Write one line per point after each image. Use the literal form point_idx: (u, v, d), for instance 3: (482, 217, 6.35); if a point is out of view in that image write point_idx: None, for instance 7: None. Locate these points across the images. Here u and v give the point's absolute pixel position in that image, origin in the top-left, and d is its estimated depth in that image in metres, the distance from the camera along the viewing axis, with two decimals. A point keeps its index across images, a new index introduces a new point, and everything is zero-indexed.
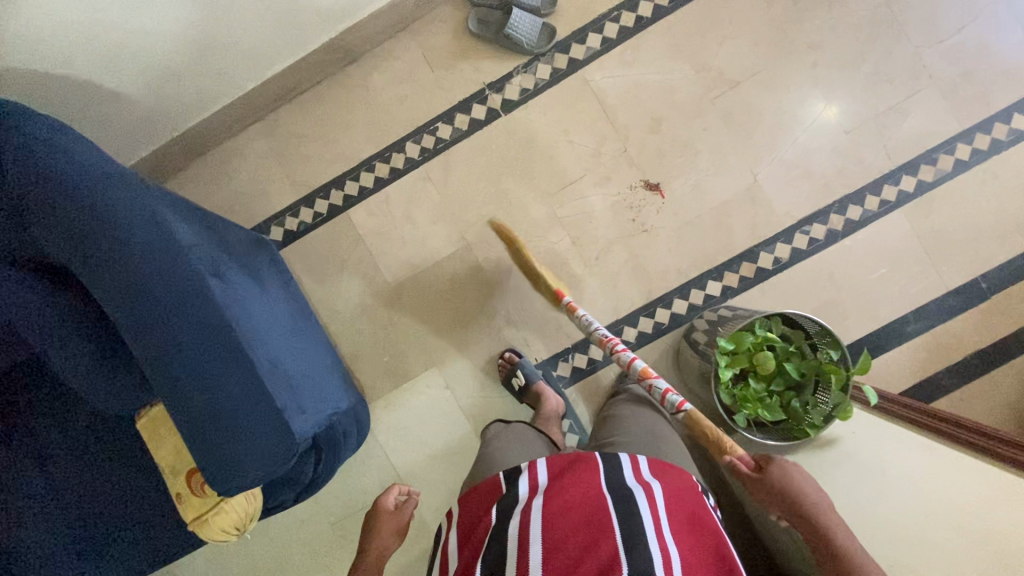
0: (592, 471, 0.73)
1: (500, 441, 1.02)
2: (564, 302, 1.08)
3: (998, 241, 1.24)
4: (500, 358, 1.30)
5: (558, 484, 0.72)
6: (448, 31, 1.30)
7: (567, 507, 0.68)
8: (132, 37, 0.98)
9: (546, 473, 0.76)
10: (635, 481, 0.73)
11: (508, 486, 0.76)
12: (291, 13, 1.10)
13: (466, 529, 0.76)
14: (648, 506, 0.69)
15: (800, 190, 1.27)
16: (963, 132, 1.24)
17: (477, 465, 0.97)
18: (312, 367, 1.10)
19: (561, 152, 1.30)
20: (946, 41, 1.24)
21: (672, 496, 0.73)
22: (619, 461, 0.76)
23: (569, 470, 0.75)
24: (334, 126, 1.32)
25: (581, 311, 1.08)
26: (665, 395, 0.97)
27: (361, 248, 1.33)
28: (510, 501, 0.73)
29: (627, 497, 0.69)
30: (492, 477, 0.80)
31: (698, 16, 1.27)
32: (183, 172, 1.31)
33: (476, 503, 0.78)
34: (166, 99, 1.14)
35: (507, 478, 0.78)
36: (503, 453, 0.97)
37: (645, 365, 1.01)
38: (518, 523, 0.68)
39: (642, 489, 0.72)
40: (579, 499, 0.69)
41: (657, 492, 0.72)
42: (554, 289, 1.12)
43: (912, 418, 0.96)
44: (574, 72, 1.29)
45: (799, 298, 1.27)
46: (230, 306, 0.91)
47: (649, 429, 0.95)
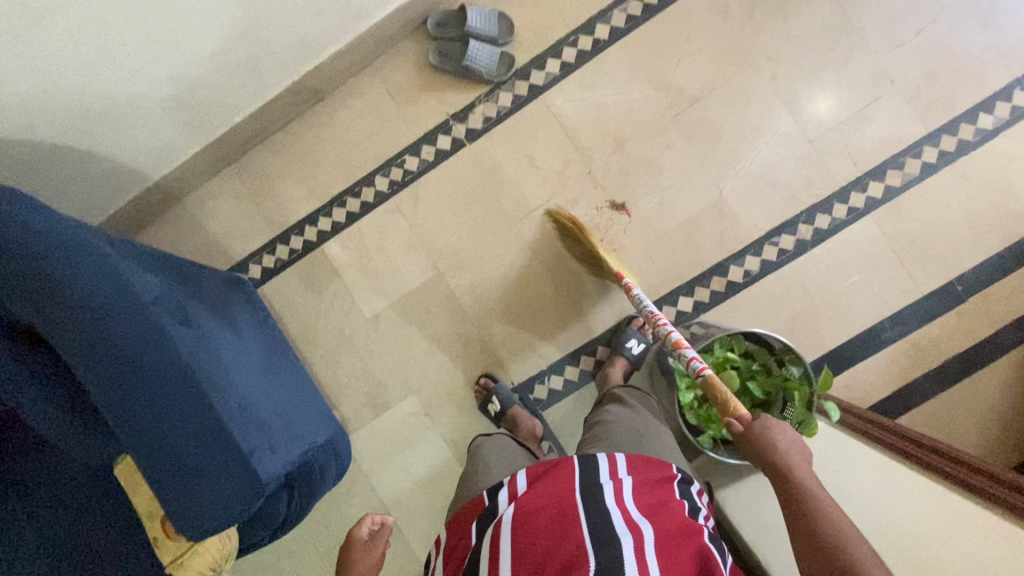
0: (565, 474, 0.78)
1: (485, 452, 1.03)
2: (622, 281, 1.10)
3: (970, 243, 1.23)
4: (477, 383, 1.33)
5: (533, 492, 0.77)
6: (409, 66, 1.32)
7: (539, 510, 0.73)
8: (98, 96, 1.02)
9: (523, 482, 0.80)
10: (607, 478, 0.78)
11: (489, 499, 0.81)
12: (252, 58, 1.15)
13: (454, 546, 0.81)
14: (617, 499, 0.75)
15: (767, 203, 1.26)
16: (929, 135, 1.24)
17: (464, 480, 0.99)
18: (289, 407, 1.12)
19: (527, 177, 1.31)
20: (906, 44, 1.24)
21: (643, 485, 0.79)
22: (593, 460, 0.79)
23: (543, 477, 0.79)
24: (304, 165, 1.35)
25: (636, 290, 1.09)
26: (690, 362, 0.92)
27: (336, 282, 1.36)
28: (489, 517, 0.78)
29: (598, 491, 0.75)
30: (474, 496, 0.84)
31: (655, 34, 1.27)
32: (162, 217, 1.36)
33: (464, 518, 0.83)
34: (139, 151, 1.18)
35: (488, 495, 0.82)
36: (488, 463, 0.99)
37: (679, 336, 0.97)
38: (494, 533, 0.73)
39: (613, 482, 0.77)
40: (550, 501, 0.74)
41: (627, 484, 0.78)
42: (616, 271, 1.13)
43: (871, 433, 0.95)
44: (535, 98, 1.30)
45: (773, 309, 1.27)
46: (197, 353, 0.94)
47: (635, 427, 0.97)
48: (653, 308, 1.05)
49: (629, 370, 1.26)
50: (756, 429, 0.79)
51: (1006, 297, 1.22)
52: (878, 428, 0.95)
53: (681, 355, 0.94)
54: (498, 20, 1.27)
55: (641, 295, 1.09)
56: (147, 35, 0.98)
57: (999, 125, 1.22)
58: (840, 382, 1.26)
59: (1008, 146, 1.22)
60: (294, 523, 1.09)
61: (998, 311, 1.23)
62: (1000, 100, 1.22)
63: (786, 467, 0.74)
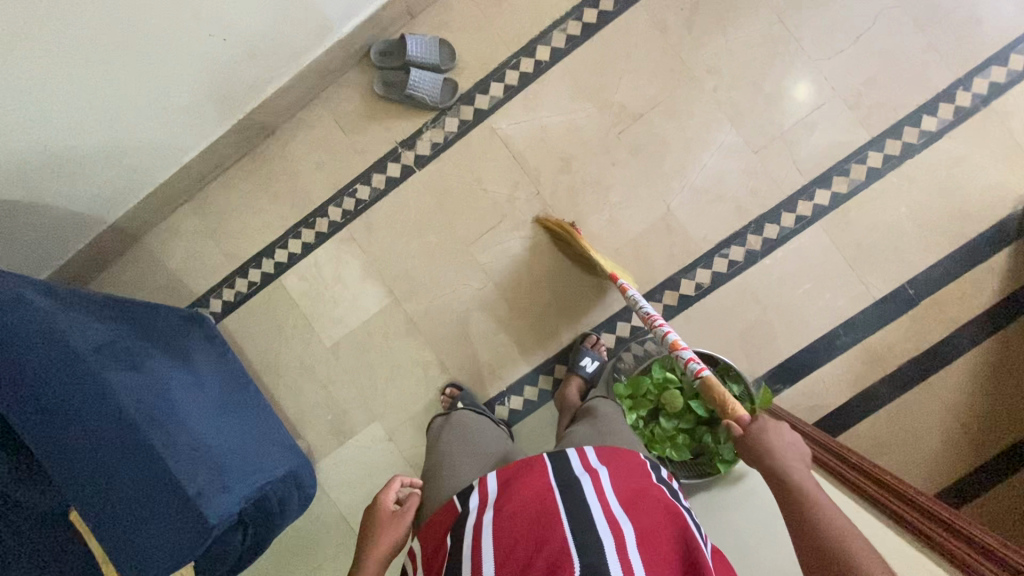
0: (538, 471, 0.73)
1: (446, 445, 1.01)
2: (617, 281, 1.10)
3: (919, 246, 1.23)
4: (443, 393, 1.33)
5: (509, 492, 0.70)
6: (356, 96, 1.34)
7: (517, 512, 0.66)
8: (46, 154, 1.05)
9: (496, 485, 0.73)
10: (582, 469, 0.73)
11: (462, 506, 0.73)
12: (194, 103, 1.17)
13: (430, 557, 0.71)
14: (597, 492, 0.68)
15: (714, 215, 1.27)
16: (872, 140, 1.24)
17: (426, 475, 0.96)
18: (249, 445, 1.14)
19: (477, 200, 1.33)
20: (845, 51, 1.24)
21: (621, 477, 0.73)
22: (564, 458, 0.75)
23: (518, 478, 0.72)
24: (258, 198, 1.37)
25: (631, 290, 1.09)
26: (685, 362, 0.91)
27: (296, 312, 1.37)
28: (463, 522, 0.70)
29: (574, 486, 0.69)
30: (446, 503, 0.76)
31: (595, 53, 1.28)
32: (122, 256, 1.38)
33: (438, 528, 0.73)
34: (91, 199, 1.20)
35: (460, 499, 0.75)
36: (451, 459, 0.97)
37: (675, 337, 0.94)
38: (472, 539, 0.65)
39: (588, 475, 0.71)
40: (529, 502, 0.67)
41: (604, 478, 0.72)
42: (611, 273, 1.15)
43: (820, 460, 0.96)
44: (481, 122, 1.31)
45: (726, 321, 1.27)
46: (145, 397, 0.98)
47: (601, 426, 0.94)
48: (650, 308, 1.06)
49: (583, 389, 1.24)
50: (755, 431, 0.74)
51: (958, 298, 1.22)
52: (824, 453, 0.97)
53: (678, 355, 0.92)
54: (440, 48, 1.29)
55: (637, 294, 1.09)
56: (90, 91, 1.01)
57: (943, 127, 1.22)
58: (797, 390, 1.26)
59: (953, 147, 1.22)
60: (260, 554, 1.13)
61: (951, 313, 1.22)
62: (942, 101, 1.22)
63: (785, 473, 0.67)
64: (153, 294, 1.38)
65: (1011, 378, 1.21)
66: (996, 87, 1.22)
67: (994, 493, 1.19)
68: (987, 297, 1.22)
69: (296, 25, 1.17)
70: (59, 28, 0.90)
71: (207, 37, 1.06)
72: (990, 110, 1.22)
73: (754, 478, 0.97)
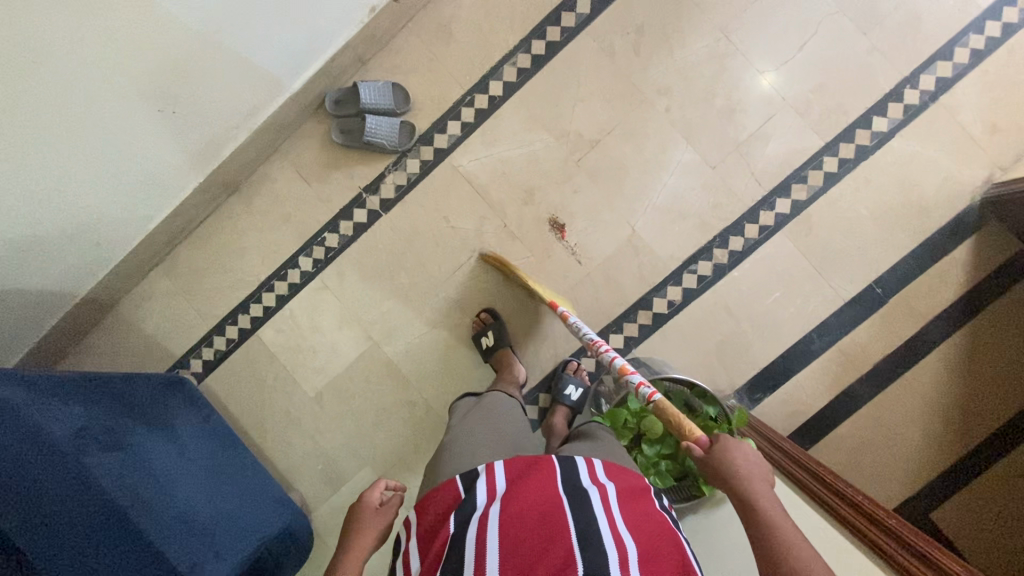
0: (548, 471, 0.72)
1: (465, 426, 0.97)
2: (557, 311, 1.12)
3: (883, 245, 1.25)
4: (476, 317, 1.33)
5: (516, 491, 0.69)
6: (315, 147, 1.35)
7: (524, 512, 0.65)
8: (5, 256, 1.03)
9: (503, 479, 0.73)
10: (590, 481, 0.73)
11: (467, 492, 0.72)
12: (150, 174, 1.17)
13: (430, 537, 0.70)
14: (602, 505, 0.68)
15: (679, 233, 1.28)
16: (826, 146, 1.25)
17: (441, 450, 0.92)
18: (238, 505, 1.16)
19: (445, 238, 1.33)
20: (791, 60, 1.25)
21: (626, 495, 0.72)
22: (573, 464, 0.75)
23: (525, 474, 0.72)
24: (228, 255, 1.37)
25: (571, 318, 1.10)
26: (638, 387, 0.89)
27: (276, 365, 1.37)
28: (468, 510, 0.69)
29: (581, 496, 0.68)
30: (449, 481, 0.76)
31: (546, 84, 1.29)
32: (99, 325, 1.38)
33: (440, 507, 0.73)
34: (57, 281, 1.19)
35: (465, 484, 0.74)
36: (469, 438, 0.92)
37: (623, 362, 0.95)
38: (478, 528, 0.64)
39: (596, 487, 0.71)
40: (536, 502, 0.66)
41: (611, 492, 0.71)
42: (549, 302, 1.17)
43: (785, 472, 1.01)
44: (442, 161, 1.32)
45: (700, 336, 1.28)
46: (127, 479, 0.97)
47: (598, 445, 0.93)
48: (593, 334, 1.04)
49: (570, 417, 1.25)
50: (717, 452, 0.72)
51: (926, 293, 1.24)
52: (789, 465, 1.02)
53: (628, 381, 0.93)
54: (393, 91, 1.29)
55: (579, 321, 1.09)
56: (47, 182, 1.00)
57: (894, 126, 1.24)
58: (777, 397, 1.27)
59: (906, 145, 1.24)
60: None
61: (921, 308, 1.24)
62: (891, 101, 1.24)
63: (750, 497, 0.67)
64: (134, 360, 1.38)
65: (983, 368, 1.22)
66: (943, 82, 1.23)
67: (974, 484, 1.21)
68: (955, 289, 1.23)
69: (243, 86, 1.18)
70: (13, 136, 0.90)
71: (154, 111, 1.07)
72: (939, 105, 1.23)
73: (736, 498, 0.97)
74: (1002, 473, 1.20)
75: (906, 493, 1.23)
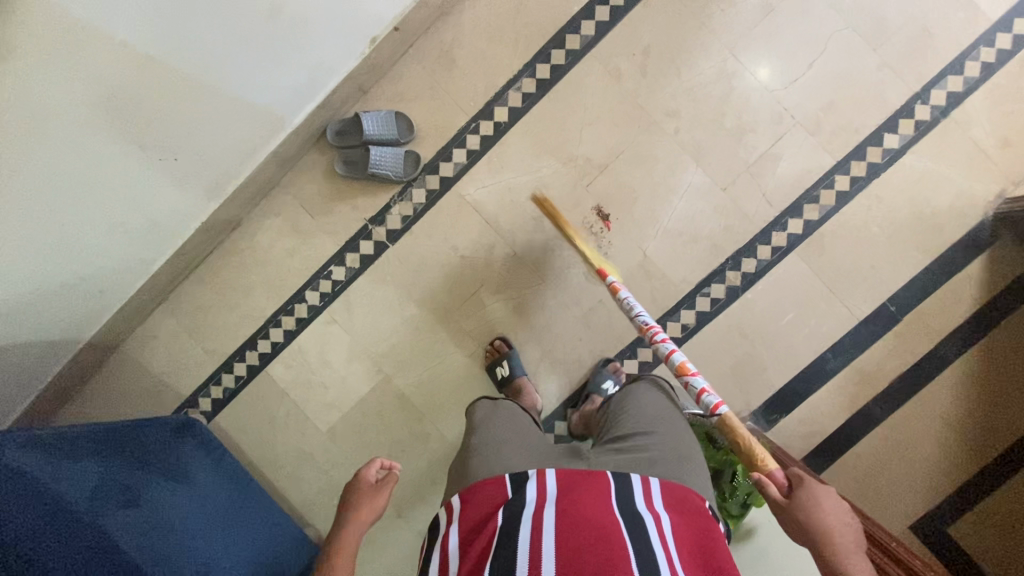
0: (602, 484, 0.72)
1: (492, 424, 0.92)
2: (609, 281, 1.06)
3: (895, 263, 1.24)
4: (489, 346, 1.31)
5: (571, 502, 0.68)
6: (318, 178, 1.32)
7: (580, 526, 0.64)
8: (8, 316, 1.00)
9: (554, 485, 0.72)
10: (645, 507, 0.71)
11: (517, 492, 0.72)
12: (151, 221, 1.14)
13: (474, 531, 0.70)
14: (659, 535, 0.66)
15: (691, 256, 1.27)
16: (837, 164, 1.24)
17: (468, 450, 0.88)
18: (252, 552, 1.13)
19: (453, 268, 1.31)
20: (800, 79, 1.23)
21: (682, 527, 0.70)
22: (629, 483, 0.73)
23: (578, 483, 0.72)
24: (233, 292, 1.34)
25: (623, 293, 1.05)
26: (700, 394, 0.91)
27: (287, 402, 1.35)
28: (517, 507, 0.69)
29: (638, 521, 0.67)
30: (497, 478, 0.76)
31: (552, 108, 1.27)
32: (104, 367, 1.35)
33: (485, 502, 0.73)
34: (62, 331, 1.16)
35: (514, 484, 0.74)
36: (505, 438, 0.88)
37: (683, 359, 0.94)
38: (533, 535, 0.63)
39: (651, 515, 0.69)
40: (591, 512, 0.66)
41: (667, 521, 0.69)
42: (598, 269, 1.10)
43: None
44: (448, 191, 1.30)
45: (716, 359, 1.27)
46: (145, 537, 0.95)
47: (673, 445, 0.87)
48: (647, 317, 1.03)
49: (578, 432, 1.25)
50: (800, 499, 0.74)
51: (940, 310, 1.23)
52: None
53: (687, 381, 0.94)
54: (397, 121, 1.27)
55: (630, 297, 1.05)
56: (47, 240, 0.96)
57: (905, 142, 1.23)
58: (794, 418, 1.27)
59: (917, 162, 1.23)
60: None
61: (936, 325, 1.24)
62: (902, 117, 1.23)
63: (834, 557, 0.69)
64: (142, 402, 1.36)
65: (997, 383, 1.22)
66: (954, 97, 1.22)
67: (990, 499, 1.21)
68: (968, 304, 1.23)
69: (242, 126, 1.14)
70: (18, 200, 0.87)
71: (156, 159, 1.04)
72: (950, 121, 1.22)
73: (762, 535, 0.99)
74: (1017, 487, 1.20)
75: (923, 508, 1.23)
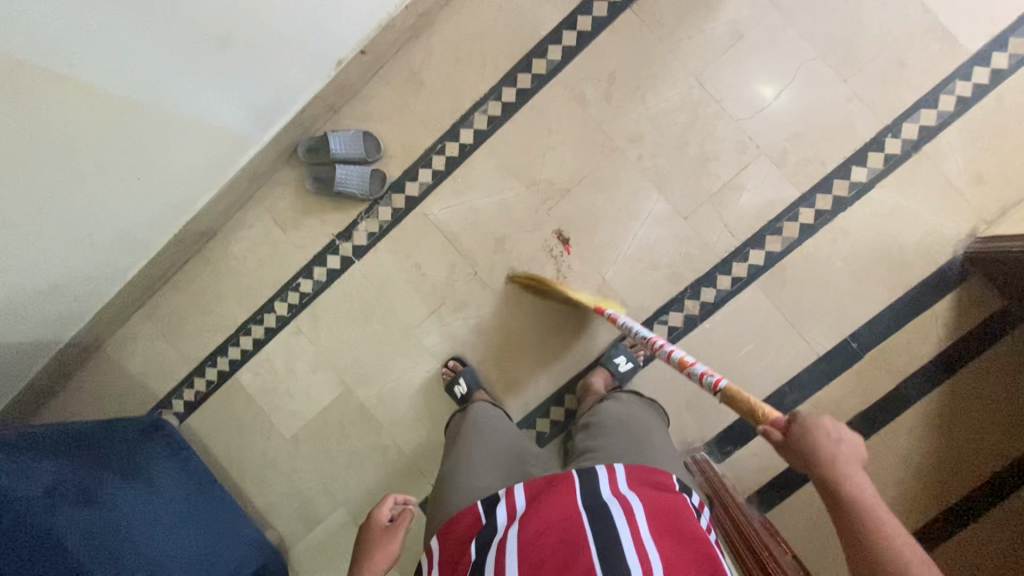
0: (566, 482, 0.70)
1: (461, 446, 0.98)
2: (607, 313, 1.10)
3: (858, 298, 1.22)
4: (444, 367, 1.33)
5: (535, 509, 0.68)
6: (289, 193, 1.36)
7: (542, 534, 0.64)
8: None
9: (522, 499, 0.72)
10: (611, 494, 0.68)
11: (488, 517, 0.71)
12: (123, 233, 1.20)
13: (449, 563, 0.70)
14: (627, 521, 0.63)
15: (650, 283, 1.26)
16: (803, 197, 1.22)
17: (443, 479, 0.91)
18: (208, 551, 1.19)
19: (416, 285, 1.34)
20: (767, 108, 1.22)
21: (654, 505, 0.68)
22: (594, 475, 0.71)
23: (545, 489, 0.71)
24: (206, 300, 1.40)
25: (620, 319, 1.08)
26: (704, 375, 0.84)
27: (254, 407, 1.40)
28: (488, 533, 0.69)
29: (603, 512, 0.65)
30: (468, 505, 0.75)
31: (517, 131, 1.28)
32: (86, 366, 1.42)
33: (458, 532, 0.72)
34: (41, 333, 1.22)
35: (484, 507, 0.73)
36: (469, 458, 0.93)
37: (683, 354, 0.91)
38: (496, 555, 0.64)
39: (618, 500, 0.67)
40: (556, 517, 0.65)
41: (636, 506, 0.67)
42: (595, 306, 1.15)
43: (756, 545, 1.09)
44: (413, 210, 1.32)
45: (671, 387, 1.27)
46: (101, 534, 1.01)
47: (634, 440, 0.90)
48: (646, 331, 1.03)
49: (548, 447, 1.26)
50: (797, 434, 0.67)
51: (903, 348, 1.20)
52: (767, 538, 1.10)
53: (689, 372, 0.88)
54: (364, 140, 1.29)
55: (628, 321, 1.07)
56: (23, 260, 1.03)
57: (873, 177, 1.20)
58: (749, 450, 1.26)
59: (886, 197, 1.20)
60: None
61: (898, 364, 1.21)
62: (871, 151, 1.20)
63: (838, 483, 0.64)
64: (120, 400, 1.42)
65: (961, 423, 1.19)
66: (926, 131, 1.18)
67: (961, 536, 1.17)
68: (934, 344, 1.20)
69: (208, 149, 1.19)
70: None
71: (123, 180, 1.09)
72: (922, 155, 1.19)
73: None
74: (977, 532, 1.17)
75: None
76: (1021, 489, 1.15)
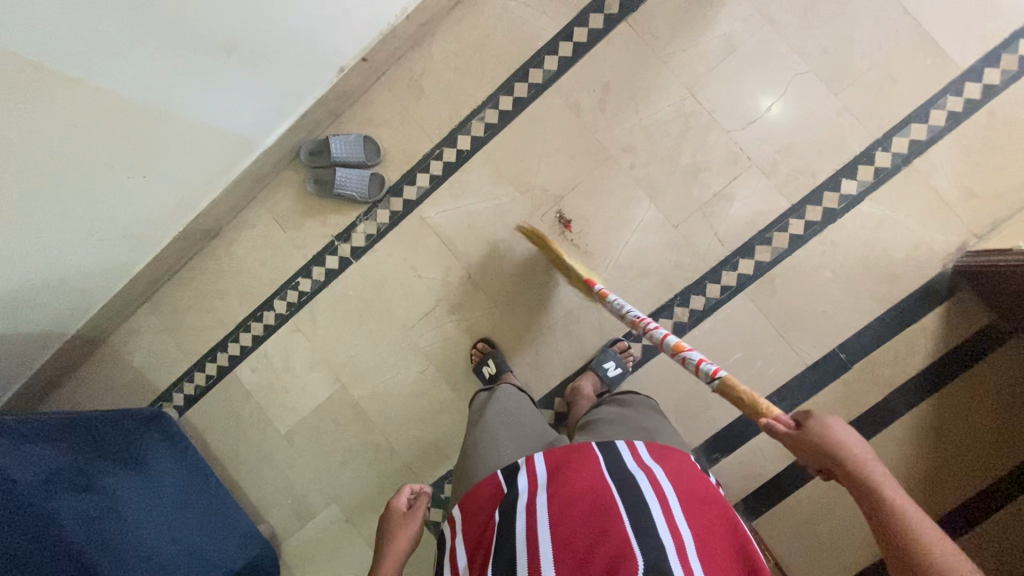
0: (589, 454, 0.72)
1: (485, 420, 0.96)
2: (596, 288, 1.09)
3: (847, 309, 1.22)
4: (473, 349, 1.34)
5: (561, 478, 0.69)
6: (291, 194, 1.40)
7: (572, 502, 0.64)
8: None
9: (543, 469, 0.72)
10: (635, 465, 0.71)
11: (509, 486, 0.72)
12: (128, 228, 1.24)
13: (474, 533, 0.71)
14: (654, 490, 0.65)
15: (640, 290, 1.28)
16: (793, 208, 1.23)
17: (465, 456, 0.90)
18: (199, 540, 1.22)
19: (411, 287, 1.37)
20: (757, 121, 1.24)
21: (676, 477, 0.70)
22: (616, 449, 0.74)
23: (567, 460, 0.72)
24: (209, 296, 1.44)
25: (611, 295, 1.07)
26: (699, 365, 0.84)
27: (251, 402, 1.43)
28: (511, 500, 0.69)
29: (630, 482, 0.67)
30: (490, 475, 0.76)
31: (512, 139, 1.31)
32: (91, 357, 1.47)
33: (482, 504, 0.73)
34: (48, 323, 1.27)
35: (506, 477, 0.74)
36: (493, 435, 0.90)
37: (678, 339, 0.88)
38: (527, 521, 0.63)
39: (643, 470, 0.69)
40: (582, 488, 0.66)
41: (660, 475, 0.69)
42: (587, 279, 1.14)
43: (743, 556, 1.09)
44: (410, 213, 1.36)
45: (659, 393, 1.28)
46: (96, 518, 1.04)
47: (639, 425, 0.92)
48: (636, 311, 1.00)
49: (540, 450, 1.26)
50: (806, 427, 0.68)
51: (892, 360, 1.21)
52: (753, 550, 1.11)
53: (684, 357, 0.87)
54: (364, 145, 1.33)
55: (618, 298, 1.06)
56: (31, 254, 1.07)
57: (863, 190, 1.21)
58: (736, 458, 1.26)
59: (876, 210, 1.21)
60: None
61: (886, 376, 1.21)
62: (861, 164, 1.21)
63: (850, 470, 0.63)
64: (122, 391, 1.46)
65: (950, 439, 1.19)
66: (916, 145, 1.20)
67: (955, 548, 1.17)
68: (922, 357, 1.20)
69: (211, 148, 1.23)
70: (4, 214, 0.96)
71: (132, 177, 1.14)
72: (911, 169, 1.20)
73: None
74: (969, 551, 1.16)
75: (866, 561, 1.21)
76: (1007, 507, 1.15)
